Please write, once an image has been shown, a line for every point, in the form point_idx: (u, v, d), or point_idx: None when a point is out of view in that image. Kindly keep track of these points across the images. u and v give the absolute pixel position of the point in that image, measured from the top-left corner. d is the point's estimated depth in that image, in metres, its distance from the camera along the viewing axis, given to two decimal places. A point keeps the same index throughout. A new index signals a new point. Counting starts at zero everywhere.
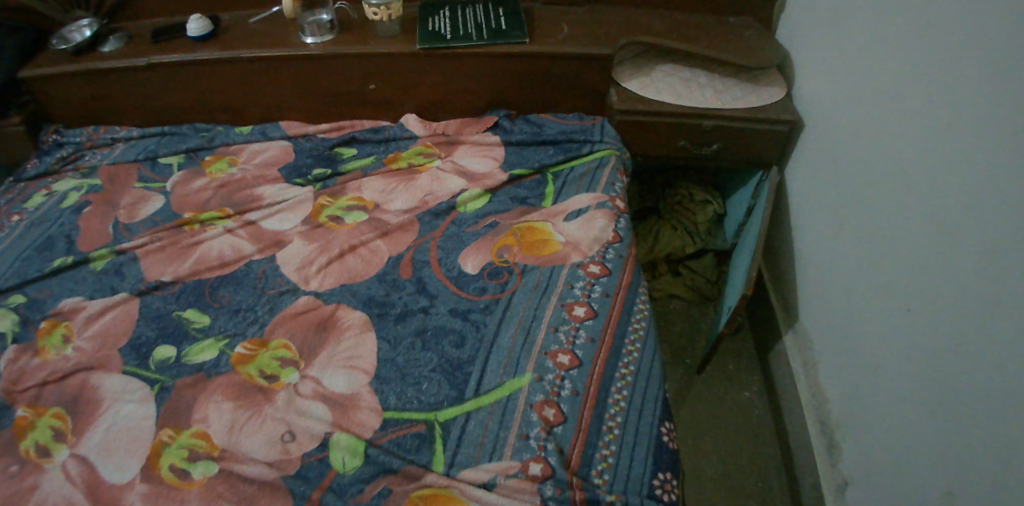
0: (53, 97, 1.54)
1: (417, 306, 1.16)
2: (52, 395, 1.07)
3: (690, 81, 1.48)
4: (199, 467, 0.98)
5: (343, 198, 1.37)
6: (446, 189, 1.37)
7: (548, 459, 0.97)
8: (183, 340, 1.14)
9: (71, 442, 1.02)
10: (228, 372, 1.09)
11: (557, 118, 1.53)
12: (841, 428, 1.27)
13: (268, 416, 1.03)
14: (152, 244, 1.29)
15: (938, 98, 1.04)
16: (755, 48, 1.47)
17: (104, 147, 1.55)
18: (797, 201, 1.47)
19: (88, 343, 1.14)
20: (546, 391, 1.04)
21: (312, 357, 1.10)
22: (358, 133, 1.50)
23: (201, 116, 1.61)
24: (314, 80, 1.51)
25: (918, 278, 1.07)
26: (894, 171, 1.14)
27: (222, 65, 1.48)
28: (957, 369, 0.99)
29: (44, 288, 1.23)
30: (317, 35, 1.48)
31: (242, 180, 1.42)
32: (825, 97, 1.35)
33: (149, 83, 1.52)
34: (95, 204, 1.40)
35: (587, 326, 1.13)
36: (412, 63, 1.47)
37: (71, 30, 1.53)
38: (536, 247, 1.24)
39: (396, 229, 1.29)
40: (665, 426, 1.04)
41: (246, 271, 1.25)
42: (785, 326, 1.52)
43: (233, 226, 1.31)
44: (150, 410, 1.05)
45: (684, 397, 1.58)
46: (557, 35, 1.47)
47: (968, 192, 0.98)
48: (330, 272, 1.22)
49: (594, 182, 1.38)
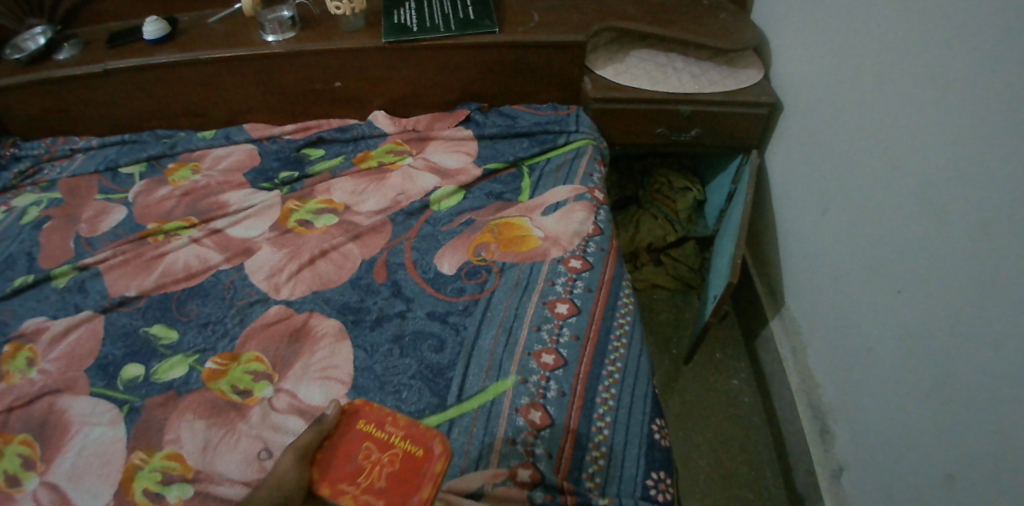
0: (7, 109, 1.48)
1: (394, 310, 1.12)
2: (17, 422, 1.02)
3: (665, 66, 1.45)
4: (173, 489, 0.94)
5: (312, 201, 1.32)
6: (419, 188, 1.33)
7: (537, 464, 0.93)
8: (151, 357, 1.09)
9: (40, 469, 0.97)
10: (198, 390, 1.04)
11: (531, 109, 1.49)
12: (833, 413, 1.25)
13: (243, 433, 0.99)
14: (116, 258, 1.23)
15: (922, 72, 1.01)
16: (730, 29, 1.44)
17: (63, 159, 1.48)
18: (780, 184, 1.45)
19: (53, 365, 1.09)
20: (532, 393, 1.00)
21: (286, 369, 1.05)
22: (326, 133, 1.45)
23: (162, 122, 1.54)
24: (279, 80, 1.46)
25: (908, 257, 1.04)
26: (878, 148, 1.11)
27: (182, 69, 1.42)
28: (951, 349, 0.97)
29: (6, 309, 1.17)
30: (278, 32, 1.42)
31: (207, 187, 1.36)
32: (803, 77, 1.33)
33: (107, 91, 1.46)
34: (56, 218, 1.33)
35: (571, 323, 1.09)
36: (379, 58, 1.42)
37: (26, 38, 1.46)
38: (514, 243, 1.20)
39: (368, 231, 1.25)
40: (656, 423, 1.01)
41: (214, 281, 1.19)
42: (772, 311, 1.50)
43: (199, 235, 1.26)
44: (120, 432, 1.00)
45: (673, 388, 1.55)
46: (527, 24, 1.43)
47: (956, 169, 0.95)
48: (301, 279, 1.18)
49: (572, 173, 1.34)
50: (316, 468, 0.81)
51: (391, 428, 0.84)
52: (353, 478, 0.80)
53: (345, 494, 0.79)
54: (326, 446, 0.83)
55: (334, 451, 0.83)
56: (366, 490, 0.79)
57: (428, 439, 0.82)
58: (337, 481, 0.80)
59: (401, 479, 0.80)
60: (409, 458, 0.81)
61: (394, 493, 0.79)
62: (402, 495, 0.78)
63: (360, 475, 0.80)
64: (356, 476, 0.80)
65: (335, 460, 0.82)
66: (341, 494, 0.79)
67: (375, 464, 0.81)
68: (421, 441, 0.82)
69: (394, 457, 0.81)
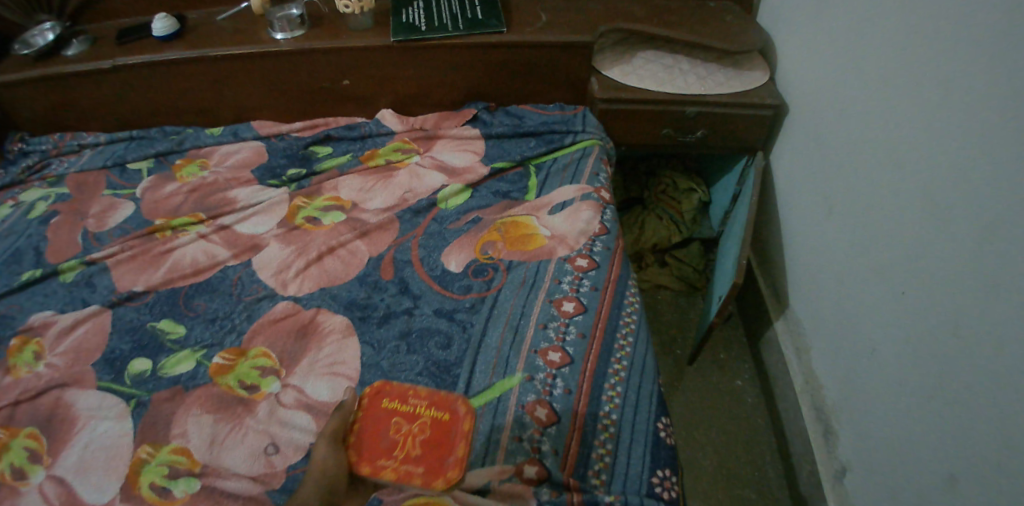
0: (16, 104, 1.49)
1: (401, 307, 1.13)
2: (25, 415, 1.02)
3: (672, 67, 1.45)
4: (180, 483, 0.94)
5: (320, 198, 1.33)
6: (426, 186, 1.34)
7: (544, 461, 0.94)
8: (158, 352, 1.10)
9: (47, 462, 0.98)
10: (206, 385, 1.04)
11: (538, 108, 1.49)
12: (837, 414, 1.25)
13: (250, 427, 0.99)
14: (123, 253, 1.24)
15: (927, 76, 1.02)
16: (737, 31, 1.44)
17: (71, 154, 1.49)
18: (785, 185, 1.45)
19: (60, 359, 1.09)
20: (538, 390, 1.01)
21: (293, 364, 1.06)
22: (334, 131, 1.46)
23: (170, 118, 1.55)
24: (287, 77, 1.46)
25: (913, 259, 1.05)
26: (884, 151, 1.11)
27: (191, 66, 1.43)
28: (955, 351, 0.97)
29: (14, 303, 1.18)
30: (287, 30, 1.43)
31: (215, 183, 1.37)
32: (809, 79, 1.33)
33: (115, 87, 1.46)
34: (64, 213, 1.34)
35: (577, 321, 1.09)
36: (386, 57, 1.42)
37: (35, 34, 1.47)
38: (521, 242, 1.21)
39: (375, 229, 1.25)
40: (662, 421, 1.01)
41: (221, 277, 1.20)
42: (776, 312, 1.50)
43: (207, 231, 1.27)
44: (127, 425, 1.00)
45: (677, 388, 1.56)
46: (535, 24, 1.43)
47: (961, 173, 0.96)
48: (309, 275, 1.18)
49: (578, 172, 1.35)
50: (352, 449, 0.89)
51: (414, 401, 0.93)
52: (391, 452, 0.88)
53: (387, 468, 0.87)
54: (357, 427, 0.90)
55: (365, 431, 0.90)
56: (405, 460, 0.88)
57: (452, 404, 0.94)
58: (376, 458, 0.88)
59: (434, 444, 0.90)
60: (437, 425, 0.92)
61: (432, 456, 0.89)
62: (439, 457, 0.89)
63: (396, 449, 0.89)
64: (392, 450, 0.88)
65: (367, 440, 0.89)
66: (382, 469, 0.87)
67: (408, 436, 0.90)
68: (445, 406, 0.93)
69: (423, 426, 0.91)
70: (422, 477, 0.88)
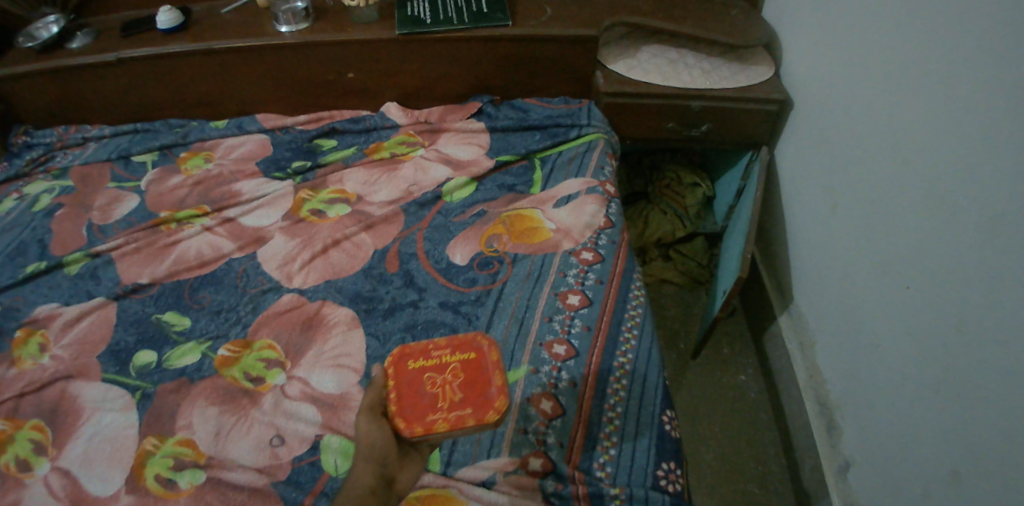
0: (21, 97, 1.49)
1: (406, 300, 1.13)
2: (30, 406, 1.03)
3: (677, 62, 1.45)
4: (185, 475, 0.95)
5: (325, 191, 1.33)
6: (431, 179, 1.33)
7: (549, 453, 0.94)
8: (164, 344, 1.10)
9: (52, 454, 0.98)
10: (211, 376, 1.05)
11: (543, 102, 1.49)
12: (840, 408, 1.25)
13: (255, 419, 1.00)
14: (128, 246, 1.24)
15: (933, 70, 1.01)
16: (742, 26, 1.44)
17: (75, 147, 1.49)
18: (789, 180, 1.45)
19: (65, 351, 1.10)
20: (543, 382, 1.01)
21: (299, 357, 1.06)
22: (339, 124, 1.45)
23: (175, 111, 1.55)
24: (291, 70, 1.46)
25: (917, 253, 1.05)
26: (888, 145, 1.11)
27: (195, 59, 1.43)
28: (959, 346, 0.97)
29: (19, 295, 1.18)
30: (292, 23, 1.42)
31: (219, 176, 1.37)
32: (813, 74, 1.33)
33: (120, 79, 1.46)
34: (68, 206, 1.34)
35: (582, 314, 1.10)
36: (391, 50, 1.42)
37: (38, 27, 1.46)
38: (526, 235, 1.21)
39: (381, 221, 1.25)
40: (667, 415, 1.01)
41: (227, 269, 1.20)
42: (780, 307, 1.50)
43: (212, 224, 1.27)
44: (133, 417, 1.01)
45: (680, 382, 1.56)
46: (540, 18, 1.43)
47: (966, 167, 0.95)
48: (314, 267, 1.18)
49: (583, 166, 1.35)
50: (397, 417, 0.79)
51: (437, 353, 0.84)
52: (434, 405, 0.79)
53: (437, 421, 0.78)
54: (393, 395, 0.80)
55: (402, 397, 0.80)
56: (453, 407, 0.79)
57: (474, 343, 0.85)
58: (422, 417, 0.78)
59: (472, 382, 0.81)
60: (468, 367, 0.83)
61: (475, 394, 0.80)
62: (482, 392, 0.81)
63: (440, 401, 0.79)
64: (435, 403, 0.79)
65: (406, 402, 0.80)
66: (432, 425, 0.78)
67: (446, 385, 0.81)
68: (468, 347, 0.84)
69: (456, 371, 0.82)
70: (474, 416, 0.78)
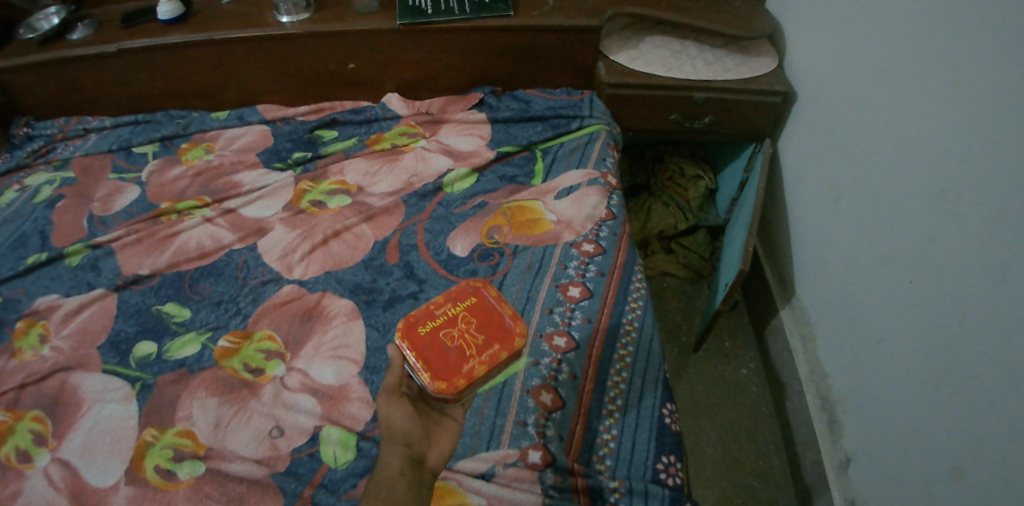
0: (22, 88, 1.48)
1: (406, 292, 1.12)
2: (31, 398, 1.03)
3: (680, 53, 1.43)
4: (185, 466, 0.95)
5: (325, 182, 1.32)
6: (432, 170, 1.33)
7: (548, 446, 0.94)
8: (164, 335, 1.10)
9: (53, 445, 0.98)
10: (211, 367, 1.04)
11: (544, 93, 1.48)
12: (842, 403, 1.25)
13: (255, 410, 0.99)
14: (128, 237, 1.24)
15: (938, 62, 1.00)
16: (746, 17, 1.43)
17: (76, 139, 1.48)
18: (792, 173, 1.43)
19: (66, 342, 1.10)
20: (543, 375, 1.00)
21: (298, 348, 1.06)
22: (340, 115, 1.45)
23: (176, 102, 1.54)
24: (292, 60, 1.45)
25: (920, 247, 1.04)
26: (893, 138, 1.10)
27: (195, 49, 1.42)
28: (962, 340, 0.96)
29: (20, 286, 1.18)
30: (293, 13, 1.41)
31: (219, 167, 1.37)
32: (817, 66, 1.31)
33: (121, 70, 1.46)
34: (69, 197, 1.34)
35: (583, 306, 1.09)
36: (392, 41, 1.41)
37: (39, 19, 1.45)
38: (527, 226, 1.20)
39: (381, 213, 1.24)
40: (667, 408, 1.01)
41: (227, 260, 1.20)
42: (782, 301, 1.49)
43: (212, 215, 1.26)
44: (133, 408, 1.01)
45: (682, 375, 1.56)
46: (542, 8, 1.42)
47: (972, 161, 0.94)
48: (315, 258, 1.18)
49: (585, 157, 1.34)
50: (435, 379, 0.77)
51: (440, 311, 0.81)
52: (465, 355, 0.79)
53: (475, 367, 0.78)
54: (420, 363, 0.78)
55: (431, 361, 0.78)
56: (481, 350, 0.80)
57: (469, 288, 0.84)
58: (459, 370, 0.78)
59: (485, 322, 0.81)
60: (475, 311, 0.82)
61: (495, 330, 0.81)
62: (499, 325, 0.81)
63: (467, 350, 0.79)
64: (464, 353, 0.79)
65: (436, 363, 0.78)
66: (471, 373, 0.78)
67: (465, 334, 0.80)
68: (467, 294, 0.83)
69: (468, 319, 0.81)
70: (504, 348, 0.80)
